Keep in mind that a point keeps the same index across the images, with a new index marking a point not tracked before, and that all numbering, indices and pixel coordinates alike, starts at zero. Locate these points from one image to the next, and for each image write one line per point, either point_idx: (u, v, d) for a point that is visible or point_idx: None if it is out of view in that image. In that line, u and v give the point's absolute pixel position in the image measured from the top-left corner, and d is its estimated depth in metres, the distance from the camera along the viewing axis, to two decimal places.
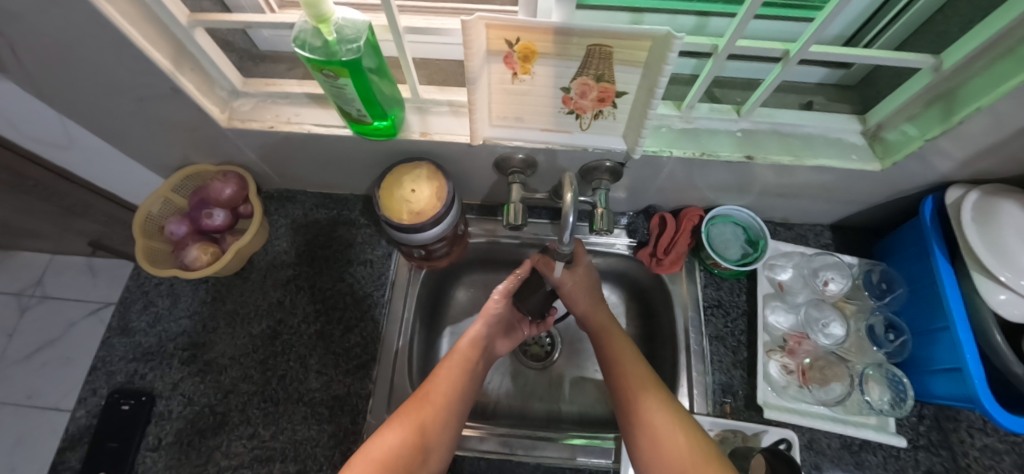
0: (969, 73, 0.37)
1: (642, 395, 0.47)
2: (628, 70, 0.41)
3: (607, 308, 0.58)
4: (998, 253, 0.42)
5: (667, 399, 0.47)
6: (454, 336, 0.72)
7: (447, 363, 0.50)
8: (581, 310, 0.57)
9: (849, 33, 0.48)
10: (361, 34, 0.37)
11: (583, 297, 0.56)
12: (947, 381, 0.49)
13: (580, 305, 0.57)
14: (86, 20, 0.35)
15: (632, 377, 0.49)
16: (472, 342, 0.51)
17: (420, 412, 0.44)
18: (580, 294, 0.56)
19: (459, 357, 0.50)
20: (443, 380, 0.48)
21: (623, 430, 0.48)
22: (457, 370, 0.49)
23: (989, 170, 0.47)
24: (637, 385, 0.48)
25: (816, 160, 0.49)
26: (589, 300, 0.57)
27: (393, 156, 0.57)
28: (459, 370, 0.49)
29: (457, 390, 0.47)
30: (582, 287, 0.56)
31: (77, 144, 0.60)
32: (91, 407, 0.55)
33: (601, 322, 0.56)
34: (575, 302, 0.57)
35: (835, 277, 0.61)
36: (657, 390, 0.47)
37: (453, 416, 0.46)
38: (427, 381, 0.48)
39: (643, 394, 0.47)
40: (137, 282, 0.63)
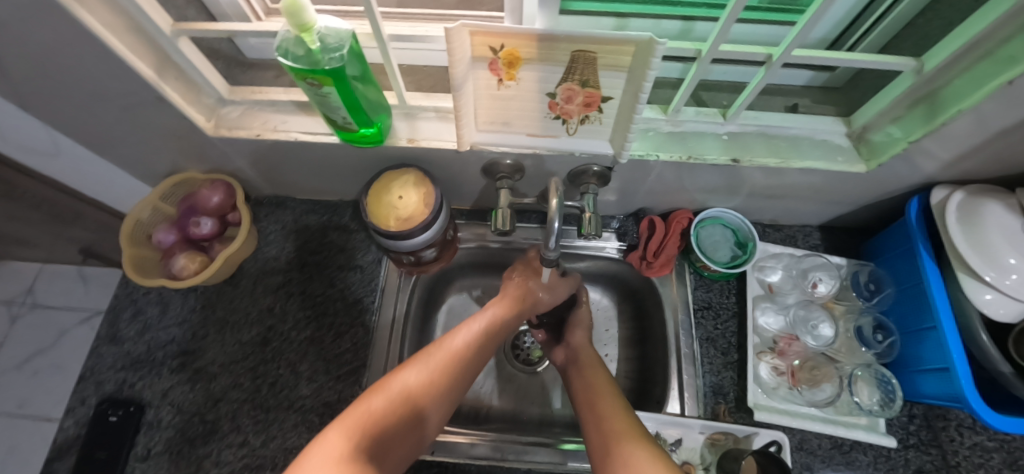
0: (951, 74, 0.38)
1: (625, 440, 0.38)
2: (612, 75, 0.41)
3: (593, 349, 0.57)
4: (982, 253, 0.43)
5: (654, 447, 0.37)
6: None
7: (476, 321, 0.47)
8: (575, 342, 0.58)
9: (832, 36, 0.49)
10: (343, 43, 0.37)
11: (584, 332, 0.59)
12: (935, 380, 0.49)
13: (575, 338, 0.58)
14: (69, 31, 0.35)
15: (611, 428, 0.41)
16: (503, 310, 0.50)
17: (445, 357, 0.40)
18: (580, 328, 0.60)
19: (489, 320, 0.48)
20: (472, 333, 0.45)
21: None
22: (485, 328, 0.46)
23: (974, 170, 0.47)
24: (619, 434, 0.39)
25: (802, 162, 0.50)
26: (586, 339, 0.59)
27: (382, 162, 0.57)
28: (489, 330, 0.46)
29: (485, 346, 0.45)
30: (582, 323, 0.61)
31: (65, 153, 0.60)
32: (80, 418, 0.55)
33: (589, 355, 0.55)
34: (571, 332, 0.59)
35: (824, 277, 0.62)
36: (640, 438, 0.38)
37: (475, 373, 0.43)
38: (450, 334, 0.44)
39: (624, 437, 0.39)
40: (126, 290, 0.62)
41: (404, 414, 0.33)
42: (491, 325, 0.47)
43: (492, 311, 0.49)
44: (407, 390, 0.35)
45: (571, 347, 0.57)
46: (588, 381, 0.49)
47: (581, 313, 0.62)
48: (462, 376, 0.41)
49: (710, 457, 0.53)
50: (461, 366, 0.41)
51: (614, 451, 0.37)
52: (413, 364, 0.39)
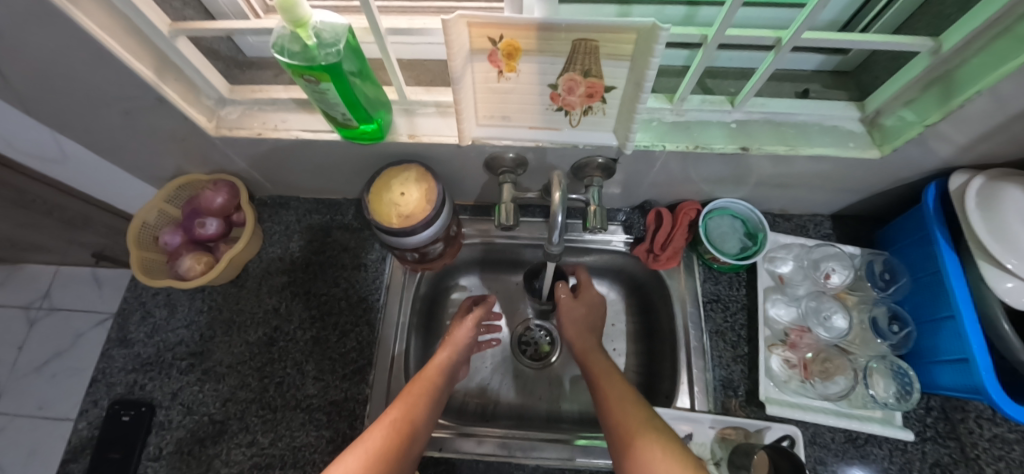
0: (968, 54, 0.36)
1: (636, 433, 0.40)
2: (615, 65, 0.40)
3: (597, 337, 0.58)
4: (1001, 238, 0.41)
5: (667, 438, 0.39)
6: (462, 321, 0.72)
7: (413, 388, 0.48)
8: (569, 336, 0.58)
9: (845, 17, 0.47)
10: (339, 38, 0.37)
11: (575, 323, 0.59)
12: (953, 371, 0.48)
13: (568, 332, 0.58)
14: (67, 35, 0.35)
15: (623, 417, 0.43)
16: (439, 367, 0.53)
17: (387, 433, 0.42)
18: (569, 322, 0.59)
19: (434, 372, 0.52)
20: (413, 406, 0.46)
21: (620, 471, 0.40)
22: (422, 397, 0.48)
23: (992, 154, 0.45)
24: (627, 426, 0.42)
25: (812, 149, 0.48)
26: (578, 327, 0.58)
27: (384, 159, 0.56)
28: (425, 397, 0.48)
29: (423, 414, 0.46)
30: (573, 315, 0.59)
31: (70, 158, 0.60)
32: (93, 419, 0.56)
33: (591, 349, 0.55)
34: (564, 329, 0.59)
35: (836, 268, 0.60)
36: (653, 430, 0.40)
37: (420, 441, 0.45)
38: (386, 411, 0.45)
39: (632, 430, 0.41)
40: (135, 293, 0.63)
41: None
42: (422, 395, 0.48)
43: (424, 378, 0.50)
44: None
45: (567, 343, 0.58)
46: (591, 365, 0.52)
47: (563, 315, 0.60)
48: (405, 453, 0.42)
49: (720, 452, 0.52)
50: (406, 435, 0.43)
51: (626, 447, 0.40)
52: (348, 455, 0.39)
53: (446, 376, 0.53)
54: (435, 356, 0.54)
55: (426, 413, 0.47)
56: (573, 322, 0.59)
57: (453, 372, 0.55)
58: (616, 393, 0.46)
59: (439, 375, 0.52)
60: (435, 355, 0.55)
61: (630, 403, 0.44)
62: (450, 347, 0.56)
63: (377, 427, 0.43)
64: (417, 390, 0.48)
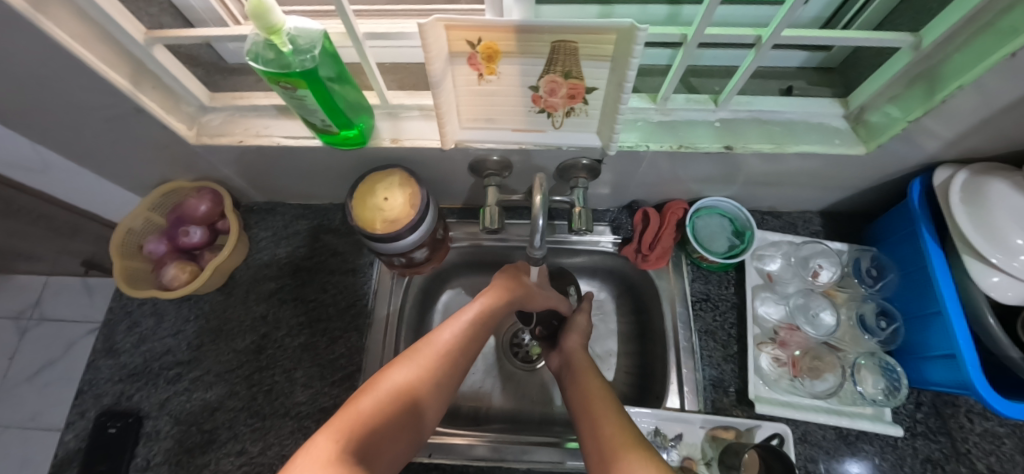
0: (951, 48, 0.36)
1: (617, 446, 0.37)
2: (596, 65, 0.40)
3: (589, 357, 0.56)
4: (987, 234, 0.41)
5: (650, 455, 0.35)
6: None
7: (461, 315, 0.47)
8: (570, 347, 0.57)
9: (827, 14, 0.47)
10: (315, 44, 0.36)
11: (580, 335, 0.59)
12: (942, 367, 0.47)
13: (569, 342, 0.58)
14: (38, 46, 0.34)
15: (606, 428, 0.41)
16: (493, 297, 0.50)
17: (435, 352, 0.42)
18: (574, 332, 0.59)
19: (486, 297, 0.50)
20: (461, 330, 0.45)
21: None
22: (473, 322, 0.47)
23: (978, 148, 0.45)
24: (611, 436, 0.39)
25: (798, 146, 0.48)
26: (580, 341, 0.58)
27: (369, 164, 0.56)
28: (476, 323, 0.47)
29: (472, 337, 0.46)
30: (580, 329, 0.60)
31: (51, 167, 0.59)
32: (80, 431, 0.55)
33: (582, 361, 0.54)
34: (568, 338, 0.59)
35: (825, 265, 0.60)
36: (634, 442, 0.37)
37: (466, 358, 0.45)
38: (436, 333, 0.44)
39: (613, 435, 0.39)
40: (121, 303, 0.62)
41: (389, 412, 0.34)
42: (476, 318, 0.47)
43: (478, 304, 0.49)
44: (400, 389, 0.37)
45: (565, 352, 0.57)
46: (585, 382, 0.49)
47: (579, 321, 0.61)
48: (453, 371, 0.42)
49: (711, 452, 0.52)
50: (453, 355, 0.43)
51: (605, 450, 0.38)
52: (401, 365, 0.39)
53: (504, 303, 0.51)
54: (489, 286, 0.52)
55: (474, 341, 0.46)
56: (579, 334, 0.59)
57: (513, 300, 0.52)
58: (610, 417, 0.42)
59: (496, 302, 0.50)
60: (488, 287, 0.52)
61: (612, 413, 0.43)
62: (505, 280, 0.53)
63: (425, 347, 0.42)
64: (463, 320, 0.47)
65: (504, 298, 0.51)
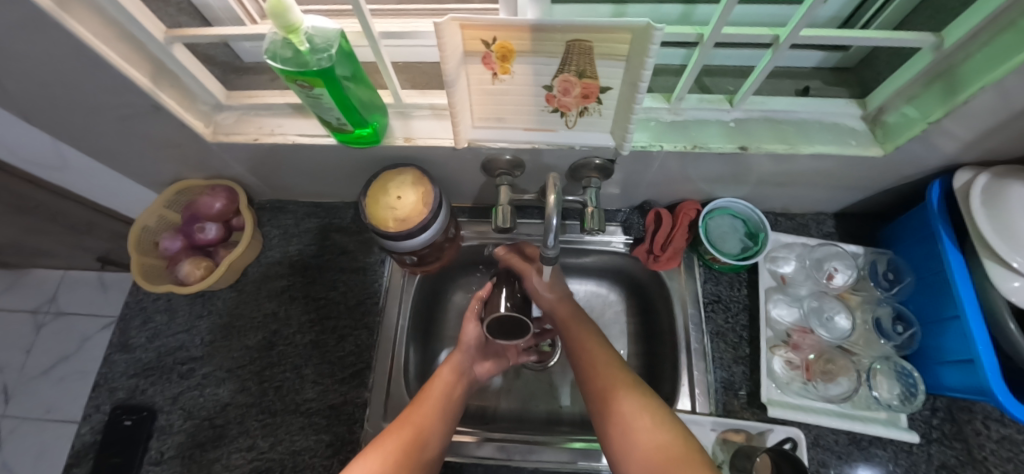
0: (972, 48, 0.35)
1: (620, 395, 0.44)
2: (611, 65, 0.39)
3: (572, 299, 0.58)
4: (1008, 237, 0.40)
5: (642, 391, 0.44)
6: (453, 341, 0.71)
7: (429, 390, 0.50)
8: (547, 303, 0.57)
9: (844, 14, 0.46)
10: (332, 43, 0.36)
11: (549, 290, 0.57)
12: (959, 372, 0.47)
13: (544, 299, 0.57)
14: (62, 44, 0.35)
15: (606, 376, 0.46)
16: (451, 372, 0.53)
17: (409, 431, 0.44)
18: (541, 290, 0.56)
19: (450, 367, 0.53)
20: (428, 408, 0.48)
21: (607, 446, 0.42)
22: (440, 399, 0.50)
23: (999, 150, 0.44)
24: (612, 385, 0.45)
25: (813, 147, 0.47)
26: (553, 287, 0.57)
27: (381, 162, 0.56)
28: (441, 399, 0.50)
29: (441, 418, 0.48)
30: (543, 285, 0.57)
31: (70, 164, 0.61)
32: (95, 424, 0.56)
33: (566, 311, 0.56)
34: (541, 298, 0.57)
35: (840, 268, 0.59)
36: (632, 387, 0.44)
37: (441, 438, 0.47)
38: (404, 413, 0.47)
39: (614, 391, 0.44)
40: (136, 298, 0.63)
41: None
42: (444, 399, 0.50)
43: (440, 378, 0.52)
44: None
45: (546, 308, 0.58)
46: (574, 333, 0.54)
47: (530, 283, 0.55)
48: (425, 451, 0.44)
49: (722, 455, 0.51)
50: (424, 437, 0.45)
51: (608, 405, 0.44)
52: (371, 452, 0.41)
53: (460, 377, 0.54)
54: (450, 357, 0.55)
55: (443, 420, 0.48)
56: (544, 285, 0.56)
57: (466, 369, 0.55)
58: (602, 360, 0.48)
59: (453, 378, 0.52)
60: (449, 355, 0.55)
61: (608, 362, 0.48)
62: (463, 349, 0.56)
63: (394, 427, 0.45)
64: (430, 399, 0.49)
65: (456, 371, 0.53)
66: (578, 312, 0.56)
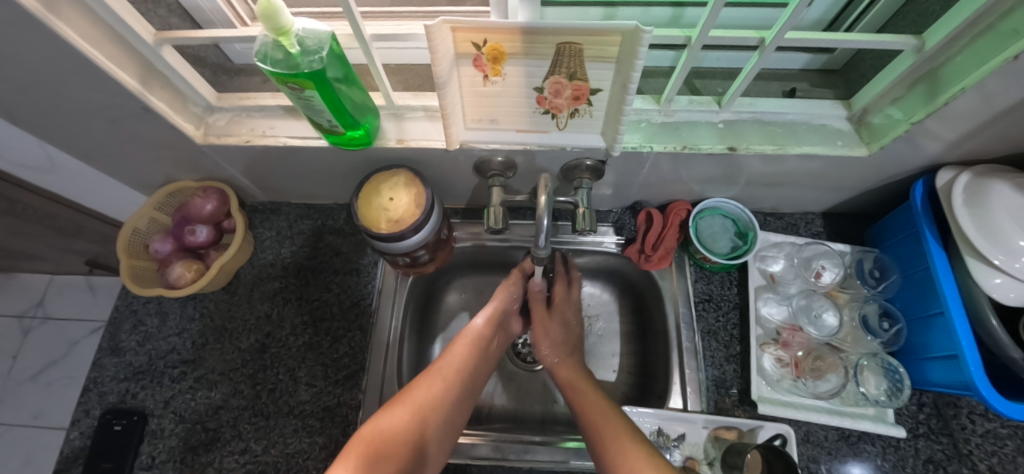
0: (952, 51, 0.36)
1: (621, 440, 0.42)
2: (601, 67, 0.40)
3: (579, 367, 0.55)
4: (989, 234, 0.41)
5: (640, 439, 0.42)
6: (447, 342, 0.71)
7: (456, 348, 0.52)
8: (551, 362, 0.57)
9: (829, 17, 0.47)
10: (323, 45, 0.36)
11: (552, 340, 0.58)
12: (945, 367, 0.48)
13: (549, 358, 0.57)
14: (50, 46, 0.35)
15: (606, 421, 0.45)
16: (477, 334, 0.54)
17: (424, 394, 0.45)
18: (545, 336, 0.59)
19: (477, 328, 0.54)
20: (449, 369, 0.49)
21: None
22: (465, 356, 0.51)
23: (981, 150, 0.45)
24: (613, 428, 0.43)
25: (801, 148, 0.48)
26: (558, 340, 0.58)
27: (373, 164, 0.56)
28: (465, 359, 0.51)
29: (461, 380, 0.49)
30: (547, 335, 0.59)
31: (58, 167, 0.60)
32: (85, 429, 0.56)
33: (567, 374, 0.54)
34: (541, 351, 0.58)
35: (828, 266, 0.60)
36: (632, 435, 0.42)
37: (455, 415, 0.47)
38: (429, 370, 0.49)
39: (615, 433, 0.43)
40: (126, 301, 0.63)
41: (388, 451, 0.38)
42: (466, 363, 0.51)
43: (464, 341, 0.53)
44: (383, 433, 0.40)
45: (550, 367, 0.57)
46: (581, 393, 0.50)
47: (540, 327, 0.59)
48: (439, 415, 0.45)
49: (713, 452, 0.52)
50: (441, 400, 0.46)
51: (610, 445, 0.42)
52: (391, 407, 0.43)
53: (491, 332, 0.55)
54: (481, 314, 0.56)
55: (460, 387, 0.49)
56: (551, 342, 0.58)
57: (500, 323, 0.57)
58: (598, 404, 0.47)
59: (479, 340, 0.54)
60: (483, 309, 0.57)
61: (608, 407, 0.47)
62: (498, 302, 0.57)
63: (418, 385, 0.46)
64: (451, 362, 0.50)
65: (485, 331, 0.54)
66: (585, 374, 0.54)
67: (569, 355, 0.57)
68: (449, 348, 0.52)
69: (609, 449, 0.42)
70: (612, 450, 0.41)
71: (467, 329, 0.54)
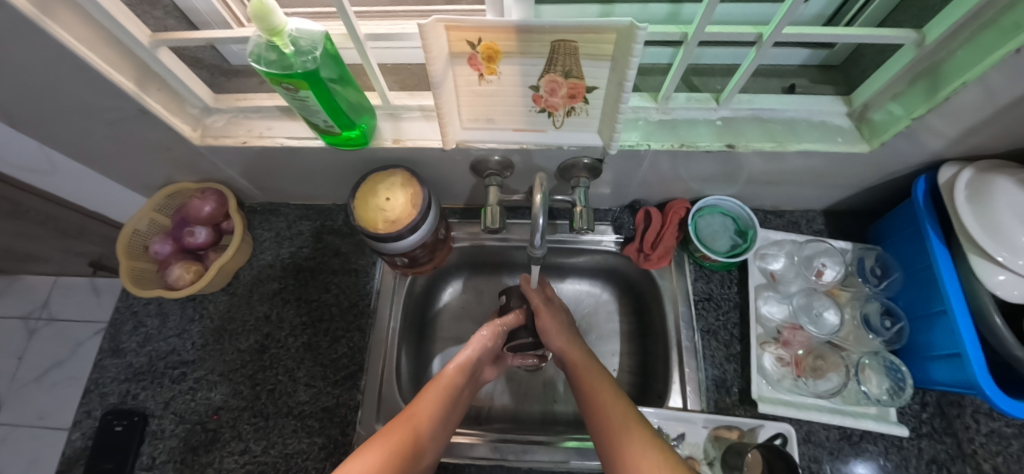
0: (953, 45, 0.36)
1: (626, 429, 0.41)
2: (596, 65, 0.40)
3: (586, 349, 0.54)
4: (992, 231, 0.41)
5: (644, 428, 0.41)
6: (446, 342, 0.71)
7: (432, 389, 0.48)
8: (558, 347, 0.54)
9: (829, 12, 0.47)
10: (317, 46, 0.36)
11: (560, 331, 0.55)
12: (947, 366, 0.47)
13: (556, 342, 0.55)
14: (46, 50, 0.35)
15: (611, 408, 0.44)
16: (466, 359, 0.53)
17: (400, 435, 0.41)
18: (554, 329, 0.55)
19: (454, 370, 0.50)
20: (424, 409, 0.45)
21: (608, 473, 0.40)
22: (438, 401, 0.47)
23: (984, 145, 0.45)
24: (617, 415, 0.43)
25: (801, 145, 0.48)
26: (564, 336, 0.55)
27: (371, 164, 0.56)
28: (438, 403, 0.46)
29: (434, 423, 0.45)
30: (555, 323, 0.56)
31: (59, 169, 0.60)
32: (87, 429, 0.56)
33: (577, 358, 0.52)
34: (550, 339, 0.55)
35: (829, 264, 0.59)
36: (637, 422, 0.42)
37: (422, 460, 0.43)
38: (404, 410, 0.44)
39: (621, 421, 0.42)
40: (127, 303, 0.63)
41: None
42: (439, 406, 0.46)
43: (439, 382, 0.49)
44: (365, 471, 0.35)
45: (556, 353, 0.55)
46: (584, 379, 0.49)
47: (546, 319, 0.56)
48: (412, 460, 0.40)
49: (714, 452, 0.52)
50: (415, 444, 0.41)
51: (614, 433, 0.41)
52: (380, 438, 0.40)
53: (464, 379, 0.51)
54: (456, 356, 0.52)
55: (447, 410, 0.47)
56: (558, 331, 0.55)
57: (472, 372, 0.53)
58: (603, 387, 0.47)
59: (455, 383, 0.49)
60: (458, 353, 0.53)
61: (611, 393, 0.46)
62: (475, 347, 0.54)
63: (392, 426, 0.42)
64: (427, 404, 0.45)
65: (459, 378, 0.50)
66: (592, 357, 0.53)
67: (575, 339, 0.55)
68: (423, 388, 0.48)
69: (616, 433, 0.41)
70: (616, 427, 0.42)
71: (443, 371, 0.50)
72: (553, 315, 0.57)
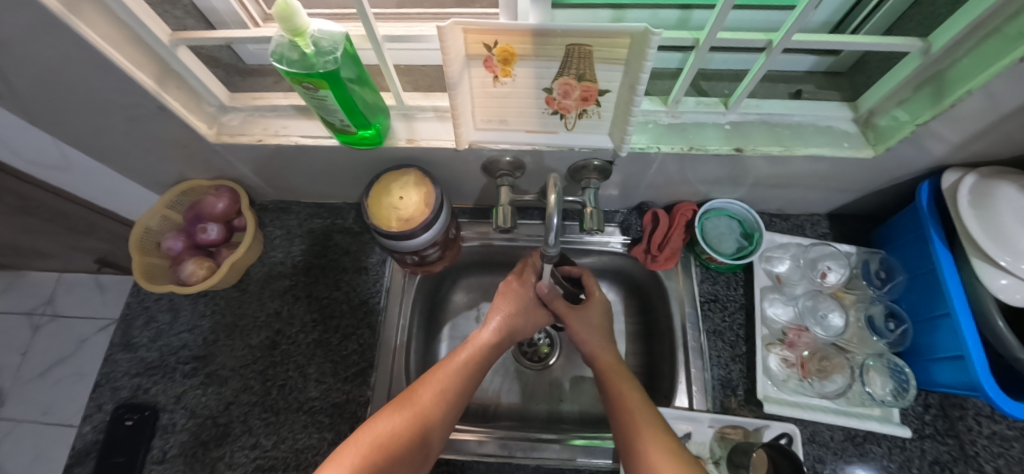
0: (958, 53, 0.37)
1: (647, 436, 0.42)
2: (610, 68, 0.40)
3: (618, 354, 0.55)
4: (995, 235, 0.41)
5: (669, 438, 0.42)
6: (453, 341, 0.72)
7: (454, 360, 0.50)
8: (590, 349, 0.55)
9: (836, 19, 0.48)
10: (338, 46, 0.37)
11: (592, 332, 0.56)
12: (951, 368, 0.48)
13: (587, 345, 0.55)
14: (72, 47, 0.36)
15: (637, 412, 0.45)
16: (484, 344, 0.52)
17: (421, 402, 0.44)
18: (584, 331, 0.56)
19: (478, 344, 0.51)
20: (447, 374, 0.48)
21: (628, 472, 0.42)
22: (461, 371, 0.49)
23: (987, 152, 0.45)
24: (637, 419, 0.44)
25: (807, 149, 0.49)
26: (600, 340, 0.56)
27: (383, 163, 0.57)
28: (460, 372, 0.49)
29: (460, 391, 0.47)
30: (591, 327, 0.56)
31: (74, 165, 0.61)
32: (97, 423, 0.56)
33: (609, 363, 0.53)
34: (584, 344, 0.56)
35: (833, 267, 0.60)
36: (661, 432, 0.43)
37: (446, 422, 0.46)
38: (424, 376, 0.47)
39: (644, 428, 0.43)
40: (138, 298, 0.64)
41: (386, 456, 0.39)
42: (465, 374, 0.49)
43: (464, 352, 0.51)
44: (379, 438, 0.40)
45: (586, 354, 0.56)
46: (614, 381, 0.50)
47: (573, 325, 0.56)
48: (437, 423, 0.44)
49: (719, 451, 0.52)
50: (436, 410, 0.45)
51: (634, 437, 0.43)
52: (392, 408, 0.44)
53: (495, 353, 0.53)
54: (483, 328, 0.53)
55: (462, 390, 0.48)
56: (591, 333, 0.56)
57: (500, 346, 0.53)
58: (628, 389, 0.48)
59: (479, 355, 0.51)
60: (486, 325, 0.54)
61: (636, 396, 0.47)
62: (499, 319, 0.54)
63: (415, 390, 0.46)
64: (449, 374, 0.48)
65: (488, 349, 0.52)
66: (620, 361, 0.54)
67: (608, 343, 0.56)
68: (446, 358, 0.50)
69: (634, 440, 0.43)
70: (637, 431, 0.43)
71: (465, 345, 0.51)
72: (582, 316, 0.57)
